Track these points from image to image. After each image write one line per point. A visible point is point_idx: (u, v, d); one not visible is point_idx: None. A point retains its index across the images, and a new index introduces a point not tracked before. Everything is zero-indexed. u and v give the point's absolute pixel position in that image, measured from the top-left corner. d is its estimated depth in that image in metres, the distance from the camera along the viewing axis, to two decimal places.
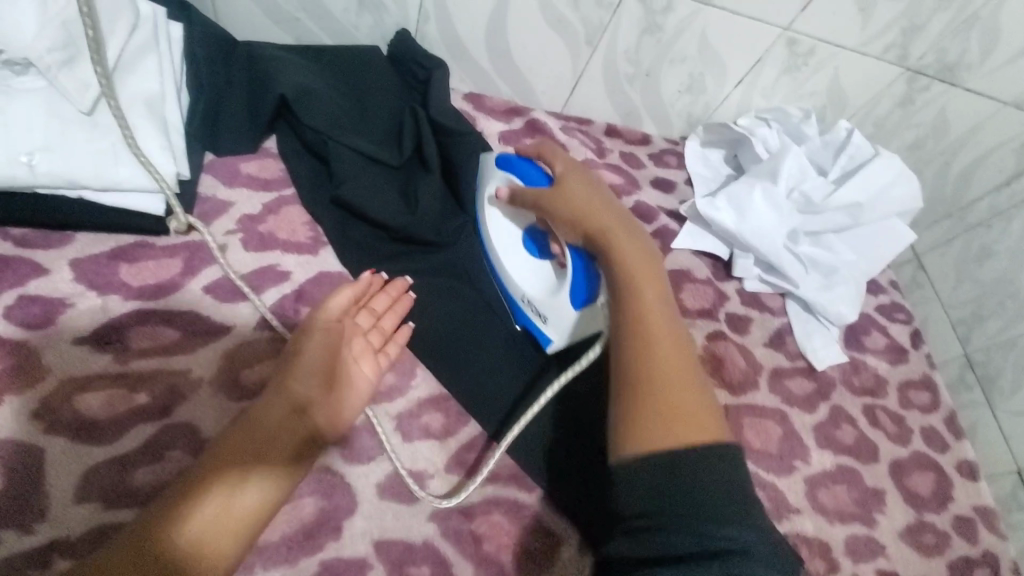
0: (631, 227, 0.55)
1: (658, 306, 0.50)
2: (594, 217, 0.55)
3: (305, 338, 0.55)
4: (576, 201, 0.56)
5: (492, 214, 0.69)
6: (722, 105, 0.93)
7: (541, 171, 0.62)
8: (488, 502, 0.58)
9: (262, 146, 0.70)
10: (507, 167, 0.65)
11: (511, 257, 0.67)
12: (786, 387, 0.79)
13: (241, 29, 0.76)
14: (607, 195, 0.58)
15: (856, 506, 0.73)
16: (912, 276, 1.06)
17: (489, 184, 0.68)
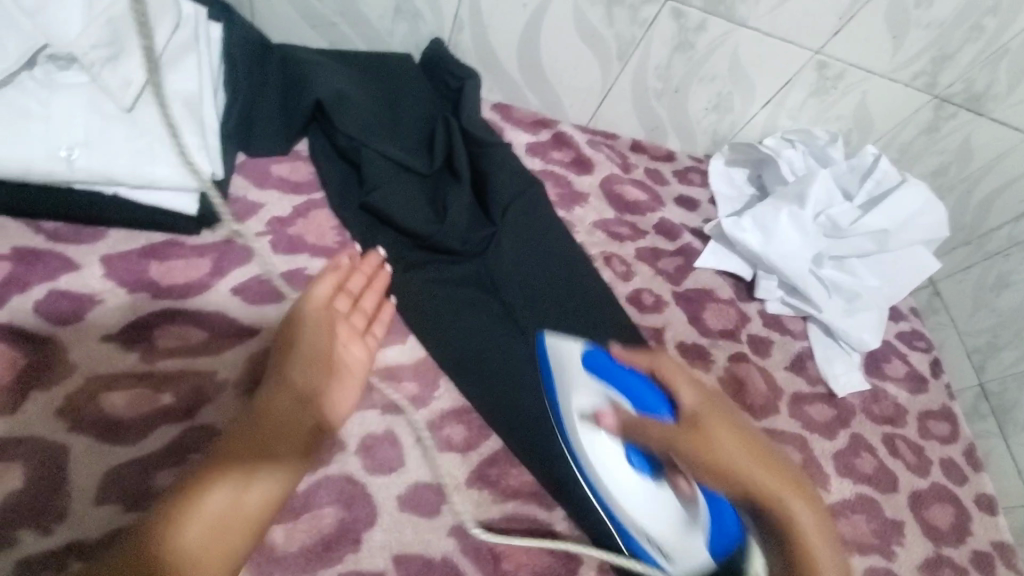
0: (782, 467, 0.49)
1: (836, 570, 0.45)
2: (752, 471, 0.47)
3: (297, 327, 0.55)
4: (728, 453, 0.47)
5: (584, 432, 0.52)
6: (748, 124, 0.93)
7: (665, 400, 0.50)
8: (507, 520, 0.57)
9: (293, 149, 0.70)
10: (602, 375, 0.52)
11: (617, 477, 0.50)
12: (807, 413, 0.78)
13: (276, 31, 0.76)
14: (742, 421, 0.51)
15: (875, 537, 0.72)
16: (928, 301, 1.05)
17: (574, 395, 0.53)
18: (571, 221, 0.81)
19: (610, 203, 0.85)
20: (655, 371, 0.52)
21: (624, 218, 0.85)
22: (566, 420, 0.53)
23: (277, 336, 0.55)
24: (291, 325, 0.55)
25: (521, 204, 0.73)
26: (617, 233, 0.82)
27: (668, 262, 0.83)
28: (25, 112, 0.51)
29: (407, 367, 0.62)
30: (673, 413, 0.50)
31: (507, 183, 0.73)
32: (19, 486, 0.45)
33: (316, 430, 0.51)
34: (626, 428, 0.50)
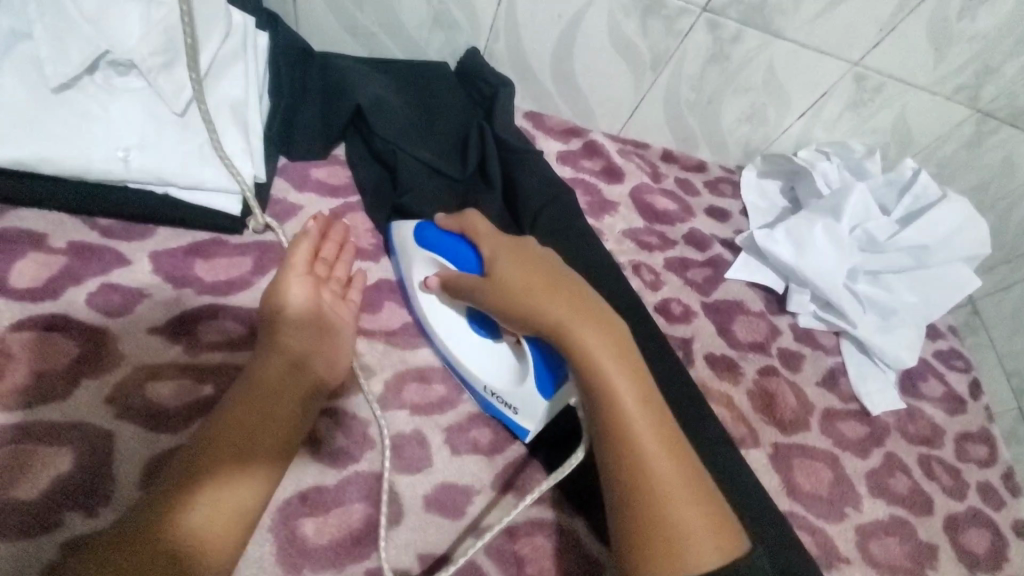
0: (577, 292, 0.53)
1: (618, 369, 0.48)
2: (535, 292, 0.52)
3: (284, 302, 0.56)
4: (514, 283, 0.52)
5: (425, 296, 0.63)
6: (782, 135, 0.92)
7: (472, 249, 0.58)
8: (531, 524, 0.58)
9: (331, 154, 0.72)
10: (429, 245, 0.61)
11: (463, 340, 0.62)
12: (838, 430, 0.76)
13: (318, 40, 0.78)
14: (542, 255, 0.56)
15: (908, 560, 0.70)
16: (965, 319, 1.01)
17: (412, 268, 0.63)
18: (600, 229, 0.81)
19: (640, 212, 0.85)
20: (464, 229, 0.59)
21: (653, 227, 0.84)
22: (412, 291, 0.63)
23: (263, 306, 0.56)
24: (274, 293, 0.56)
25: (552, 211, 0.73)
26: (646, 242, 0.82)
27: (697, 273, 0.82)
28: (87, 114, 0.54)
29: (435, 369, 0.63)
30: (478, 264, 0.57)
31: (538, 190, 0.74)
32: (68, 469, 0.47)
33: (310, 397, 0.52)
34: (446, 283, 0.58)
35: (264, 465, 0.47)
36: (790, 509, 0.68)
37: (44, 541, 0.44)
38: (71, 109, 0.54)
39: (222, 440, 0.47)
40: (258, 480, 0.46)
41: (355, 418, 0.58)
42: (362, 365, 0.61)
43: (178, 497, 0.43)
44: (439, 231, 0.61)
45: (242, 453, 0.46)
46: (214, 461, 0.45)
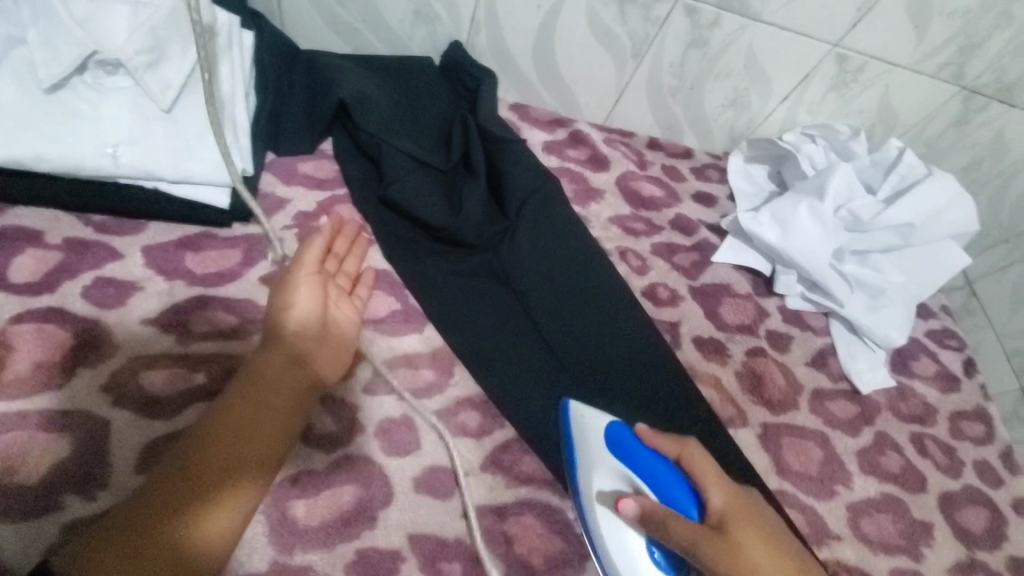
0: (788, 558, 0.52)
1: None
2: (763, 569, 0.49)
3: (292, 296, 0.58)
4: (747, 559, 0.49)
5: (607, 515, 0.53)
6: (767, 119, 0.93)
7: (687, 491, 0.52)
8: (520, 504, 0.58)
9: (318, 148, 0.74)
10: (635, 463, 0.53)
11: (648, 573, 0.52)
12: (828, 410, 0.77)
13: (303, 38, 0.80)
14: (756, 510, 0.53)
15: (902, 538, 0.70)
16: (964, 302, 1.02)
17: (597, 477, 0.54)
18: (587, 217, 0.82)
19: (626, 200, 0.86)
20: (683, 461, 0.54)
21: (640, 214, 0.85)
22: (587, 504, 0.54)
23: (273, 303, 0.57)
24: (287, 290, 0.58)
25: (537, 200, 0.74)
26: (633, 229, 0.83)
27: (684, 258, 0.83)
28: (77, 113, 0.56)
29: (423, 355, 0.64)
30: (697, 510, 0.51)
31: (522, 178, 0.74)
32: (66, 455, 0.48)
33: (306, 394, 0.54)
34: (648, 520, 0.50)
35: (260, 463, 0.50)
36: (780, 487, 0.68)
37: (45, 524, 0.46)
38: (63, 109, 0.56)
39: (222, 435, 0.49)
40: (255, 477, 0.49)
41: (343, 403, 0.59)
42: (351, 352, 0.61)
43: (187, 498, 0.45)
44: (648, 451, 0.54)
45: (242, 448, 0.49)
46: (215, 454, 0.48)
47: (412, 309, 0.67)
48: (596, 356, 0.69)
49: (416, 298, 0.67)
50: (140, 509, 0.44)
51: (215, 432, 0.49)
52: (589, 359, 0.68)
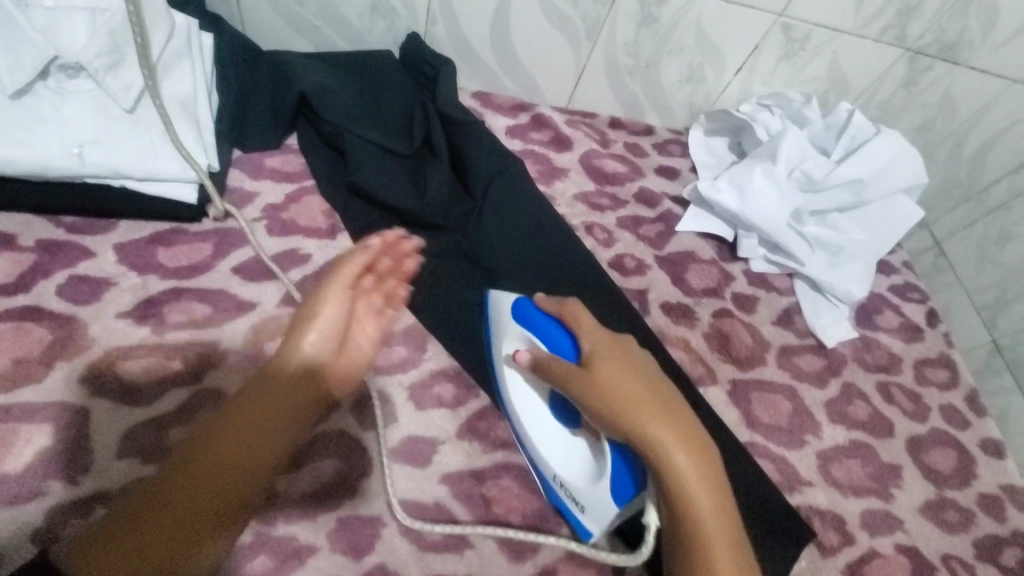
0: (667, 398, 0.52)
1: (708, 493, 0.48)
2: (628, 397, 0.51)
3: (318, 315, 0.56)
4: (611, 388, 0.51)
5: (512, 371, 0.61)
6: (723, 92, 0.96)
7: (569, 338, 0.57)
8: (497, 467, 0.61)
9: (285, 143, 0.76)
10: (528, 320, 0.59)
11: (546, 426, 0.60)
12: (795, 364, 0.79)
13: (265, 38, 0.83)
14: (638, 357, 0.55)
15: (872, 480, 0.73)
16: (932, 262, 1.04)
17: (503, 342, 0.62)
18: (552, 195, 0.85)
19: (590, 177, 0.88)
20: (564, 314, 0.57)
21: (604, 190, 0.88)
22: (498, 368, 0.62)
23: (297, 316, 0.57)
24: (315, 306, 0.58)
25: (502, 180, 0.77)
26: (598, 204, 0.86)
27: (650, 229, 0.85)
28: (41, 116, 0.58)
29: (397, 333, 0.66)
30: (575, 353, 0.56)
31: (485, 160, 0.77)
32: (49, 444, 0.50)
33: (313, 408, 0.55)
34: (534, 363, 0.57)
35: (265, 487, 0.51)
36: (750, 439, 0.71)
37: (31, 509, 0.48)
38: (28, 113, 0.58)
39: (220, 456, 0.49)
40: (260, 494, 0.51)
41: None
42: None
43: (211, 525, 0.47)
44: (536, 308, 0.59)
45: (245, 465, 0.50)
46: (219, 469, 0.49)
47: None
48: None
49: None
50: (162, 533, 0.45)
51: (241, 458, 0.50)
52: None
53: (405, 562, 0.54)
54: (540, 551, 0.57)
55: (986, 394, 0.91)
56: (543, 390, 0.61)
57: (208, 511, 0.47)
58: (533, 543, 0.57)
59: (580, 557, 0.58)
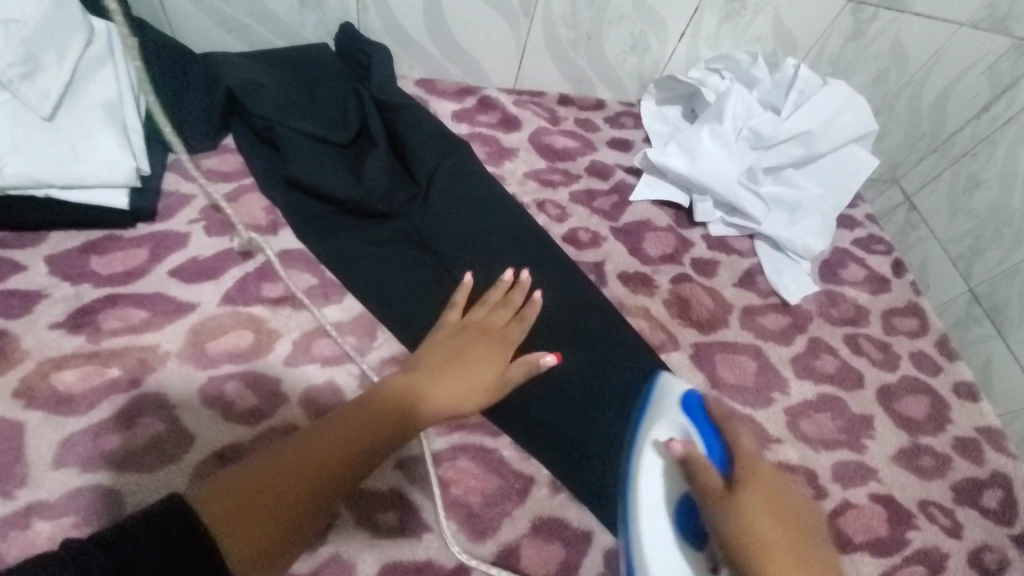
0: (813, 567, 0.45)
1: None
2: (773, 549, 0.45)
3: (488, 349, 0.61)
4: (755, 532, 0.45)
5: (651, 459, 0.53)
6: (670, 60, 0.95)
7: (724, 453, 0.52)
8: (453, 449, 0.60)
9: (221, 143, 0.76)
10: (692, 421, 0.54)
11: (662, 529, 0.50)
12: (759, 324, 0.78)
13: (197, 42, 0.82)
14: (799, 511, 0.48)
15: (842, 433, 0.72)
16: (905, 218, 1.03)
17: (655, 425, 0.55)
18: (501, 175, 0.83)
19: (540, 154, 0.87)
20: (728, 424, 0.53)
21: (555, 166, 0.87)
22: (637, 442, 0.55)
23: (473, 339, 0.61)
24: (474, 350, 0.60)
25: (448, 164, 0.76)
26: (549, 180, 0.84)
27: (604, 201, 0.84)
28: None
29: (345, 323, 0.65)
30: (724, 466, 0.51)
31: (427, 144, 0.76)
32: None
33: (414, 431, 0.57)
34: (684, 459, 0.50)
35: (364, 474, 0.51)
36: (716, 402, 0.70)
37: None
38: None
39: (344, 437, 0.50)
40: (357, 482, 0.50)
41: (264, 377, 0.59)
42: (269, 330, 0.62)
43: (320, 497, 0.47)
44: (703, 411, 0.54)
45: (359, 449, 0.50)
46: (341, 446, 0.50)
47: (329, 282, 0.67)
48: None
49: (333, 272, 0.68)
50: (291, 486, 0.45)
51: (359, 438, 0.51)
52: None
53: (359, 551, 0.52)
54: (502, 529, 0.56)
55: (966, 346, 0.91)
56: (676, 488, 0.51)
57: (322, 484, 0.47)
58: (494, 521, 0.57)
59: (543, 532, 0.57)
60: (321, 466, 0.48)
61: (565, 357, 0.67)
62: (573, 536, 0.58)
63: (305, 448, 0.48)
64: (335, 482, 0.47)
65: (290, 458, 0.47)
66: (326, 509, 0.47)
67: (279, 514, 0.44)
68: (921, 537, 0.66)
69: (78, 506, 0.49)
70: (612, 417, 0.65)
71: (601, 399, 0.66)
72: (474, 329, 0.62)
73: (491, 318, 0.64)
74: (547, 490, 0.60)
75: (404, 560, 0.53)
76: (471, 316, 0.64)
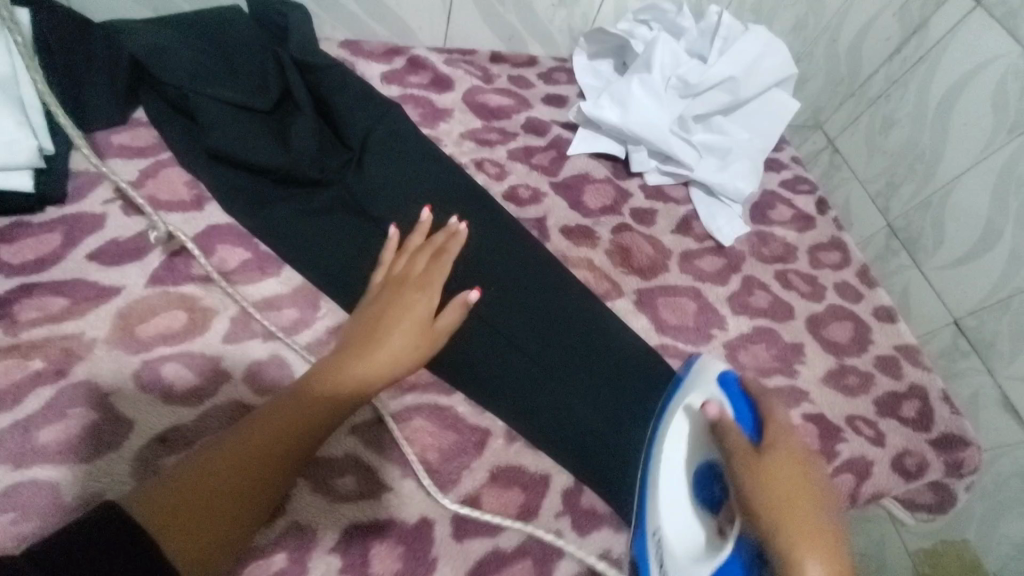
0: (829, 530, 0.47)
1: None
2: (790, 505, 0.48)
3: (410, 301, 0.58)
4: (773, 488, 0.49)
5: (680, 422, 0.59)
6: (599, 12, 0.95)
7: (754, 422, 0.55)
8: (408, 410, 0.60)
9: (131, 117, 0.72)
10: (727, 392, 0.58)
11: (679, 488, 0.56)
12: (696, 267, 0.82)
13: (92, 8, 0.77)
14: (825, 489, 0.50)
15: (776, 360, 0.77)
16: (829, 161, 1.09)
17: (692, 392, 0.59)
18: (437, 137, 0.82)
19: (475, 113, 0.86)
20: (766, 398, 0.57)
21: (491, 125, 0.86)
22: (671, 408, 0.60)
23: (393, 297, 0.58)
24: (401, 304, 0.58)
25: (381, 128, 0.74)
26: (486, 140, 0.84)
27: (542, 157, 0.85)
28: None
29: (285, 295, 0.64)
30: (756, 435, 0.54)
31: (355, 105, 0.73)
32: None
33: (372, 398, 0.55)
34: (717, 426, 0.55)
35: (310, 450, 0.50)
36: (660, 342, 0.74)
37: None
38: None
39: (283, 422, 0.49)
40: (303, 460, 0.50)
41: (203, 356, 0.57)
42: (205, 308, 0.60)
43: (263, 484, 0.46)
44: (740, 385, 0.58)
45: (300, 430, 0.49)
46: (280, 432, 0.48)
47: (265, 255, 0.65)
48: (471, 266, 0.70)
49: (267, 244, 0.66)
50: (231, 479, 0.45)
51: (298, 416, 0.50)
52: (464, 266, 0.70)
53: (319, 518, 0.53)
54: (462, 480, 0.58)
55: (887, 276, 0.99)
56: (700, 455, 0.57)
57: (263, 471, 0.47)
58: (453, 474, 0.58)
59: (502, 479, 0.59)
60: (261, 456, 0.47)
61: (514, 310, 0.68)
62: (531, 479, 0.60)
63: (242, 440, 0.47)
64: (278, 467, 0.47)
65: (227, 452, 0.46)
66: (272, 493, 0.47)
67: (226, 507, 0.44)
68: (850, 448, 0.72)
69: (12, 504, 0.47)
70: (562, 364, 0.66)
71: (552, 347, 0.67)
72: (396, 284, 0.60)
73: (413, 265, 0.62)
74: (503, 441, 0.62)
75: (364, 521, 0.53)
76: (393, 269, 0.62)
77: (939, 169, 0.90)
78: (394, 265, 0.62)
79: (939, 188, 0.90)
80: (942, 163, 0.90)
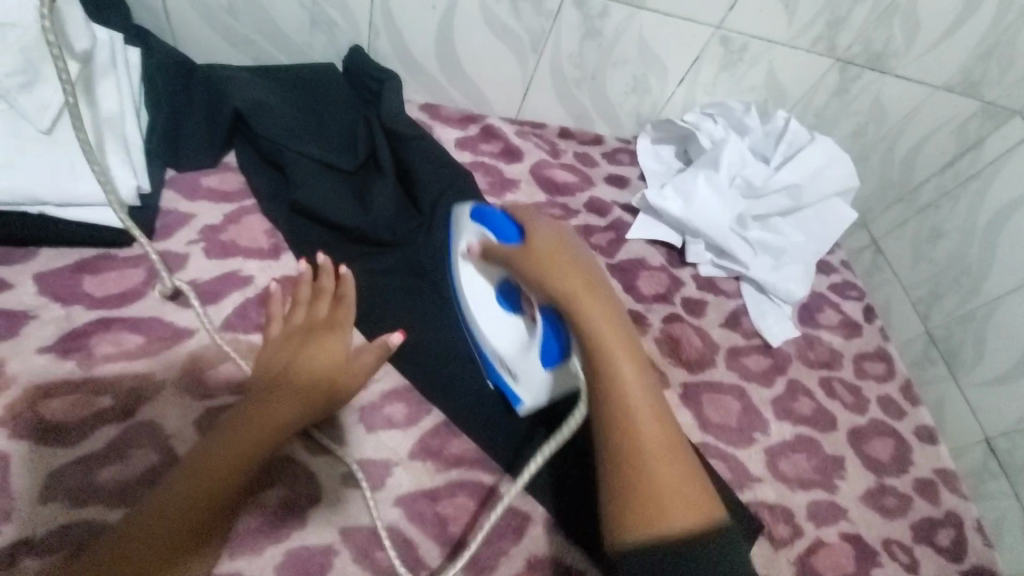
0: (596, 279, 0.50)
1: (650, 408, 0.44)
2: (559, 274, 0.49)
3: (305, 353, 0.54)
4: (544, 268, 0.50)
5: (465, 263, 0.65)
6: (668, 102, 0.98)
7: (516, 230, 0.57)
8: (452, 485, 0.60)
9: (222, 161, 0.75)
10: (478, 220, 0.61)
11: (494, 312, 0.64)
12: (743, 365, 0.82)
13: (199, 53, 0.82)
14: (583, 252, 0.53)
15: (817, 473, 0.76)
16: (872, 260, 1.08)
17: (461, 237, 0.65)
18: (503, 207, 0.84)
19: (541, 187, 0.89)
20: (514, 210, 0.58)
21: (555, 200, 0.88)
22: (454, 261, 0.66)
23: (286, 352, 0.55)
24: (303, 354, 0.55)
25: (452, 196, 0.76)
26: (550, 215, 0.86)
27: (601, 237, 0.87)
28: None
29: None
30: (517, 235, 0.56)
31: (433, 172, 0.76)
32: None
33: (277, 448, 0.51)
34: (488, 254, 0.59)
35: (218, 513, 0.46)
36: (702, 441, 0.73)
37: None
38: None
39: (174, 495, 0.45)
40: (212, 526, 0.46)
41: None
42: None
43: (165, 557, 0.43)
44: (490, 210, 0.60)
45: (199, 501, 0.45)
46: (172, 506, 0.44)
47: None
48: None
49: None
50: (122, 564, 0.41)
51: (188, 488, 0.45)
52: None
53: None
54: (498, 567, 0.57)
55: (923, 383, 0.97)
56: (491, 277, 0.64)
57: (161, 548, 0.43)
58: (491, 559, 0.57)
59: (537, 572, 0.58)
60: (156, 533, 0.43)
61: None
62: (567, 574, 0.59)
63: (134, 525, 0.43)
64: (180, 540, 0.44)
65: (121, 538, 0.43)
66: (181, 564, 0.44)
67: None
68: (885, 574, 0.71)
69: (64, 546, 0.47)
70: None
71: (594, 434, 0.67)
72: (297, 339, 0.57)
73: (312, 317, 0.59)
74: (541, 530, 0.61)
75: None
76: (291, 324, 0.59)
77: (987, 285, 0.90)
78: (292, 320, 0.59)
79: (985, 302, 0.90)
80: (990, 279, 0.90)
